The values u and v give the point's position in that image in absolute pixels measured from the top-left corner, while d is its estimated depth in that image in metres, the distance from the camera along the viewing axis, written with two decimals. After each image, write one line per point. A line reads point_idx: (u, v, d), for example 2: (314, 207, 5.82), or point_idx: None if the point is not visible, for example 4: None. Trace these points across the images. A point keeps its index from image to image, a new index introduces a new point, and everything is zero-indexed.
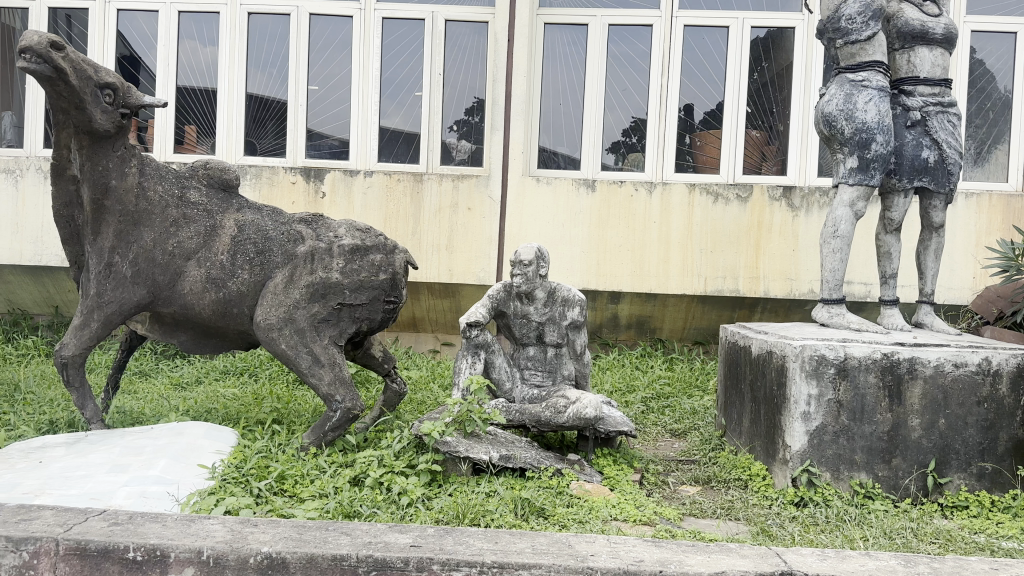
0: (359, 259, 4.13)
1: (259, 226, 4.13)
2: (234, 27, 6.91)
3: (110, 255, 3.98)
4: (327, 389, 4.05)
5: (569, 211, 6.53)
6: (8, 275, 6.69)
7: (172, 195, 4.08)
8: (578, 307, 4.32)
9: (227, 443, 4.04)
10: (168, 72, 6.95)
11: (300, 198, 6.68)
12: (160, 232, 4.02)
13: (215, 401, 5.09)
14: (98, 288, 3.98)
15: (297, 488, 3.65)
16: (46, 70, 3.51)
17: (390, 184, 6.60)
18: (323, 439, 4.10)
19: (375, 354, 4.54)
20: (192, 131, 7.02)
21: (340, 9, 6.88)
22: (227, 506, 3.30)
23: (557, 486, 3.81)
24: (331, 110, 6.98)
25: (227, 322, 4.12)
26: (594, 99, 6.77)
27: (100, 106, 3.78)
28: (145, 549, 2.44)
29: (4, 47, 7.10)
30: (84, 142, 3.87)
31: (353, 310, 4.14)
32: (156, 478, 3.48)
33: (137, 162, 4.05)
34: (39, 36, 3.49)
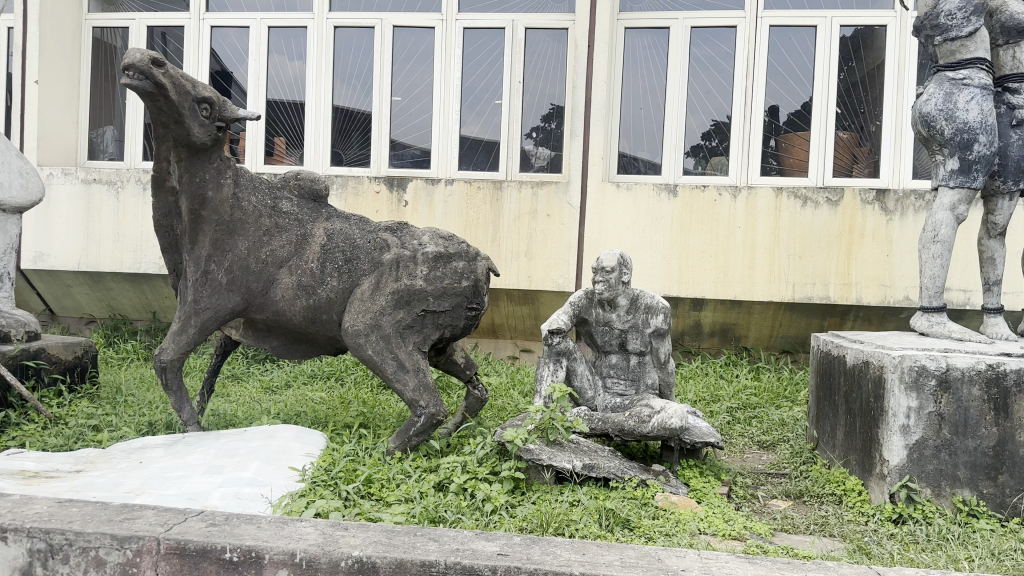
0: (443, 266, 4.16)
1: (347, 234, 4.22)
2: (320, 41, 7.10)
3: (207, 263, 4.13)
4: (411, 395, 4.10)
5: (649, 217, 6.44)
6: (110, 282, 7.03)
7: (265, 205, 4.21)
8: (661, 315, 4.21)
9: (316, 446, 4.13)
10: (259, 87, 7.22)
11: (383, 206, 6.78)
12: (254, 241, 4.15)
13: (304, 404, 5.22)
14: (195, 295, 4.13)
15: (383, 492, 3.70)
16: (148, 86, 3.67)
17: (470, 193, 6.63)
18: (408, 444, 4.14)
19: (457, 361, 4.57)
20: (281, 143, 7.26)
21: (422, 20, 6.99)
22: (317, 509, 3.37)
23: (642, 497, 3.74)
24: (414, 120, 7.10)
25: (316, 328, 4.22)
26: (676, 103, 6.68)
27: (198, 120, 3.91)
28: (241, 551, 2.51)
29: (106, 64, 7.45)
30: (182, 155, 4.02)
31: (436, 317, 4.19)
32: (249, 480, 3.58)
33: (232, 173, 4.17)
34: (141, 53, 3.65)
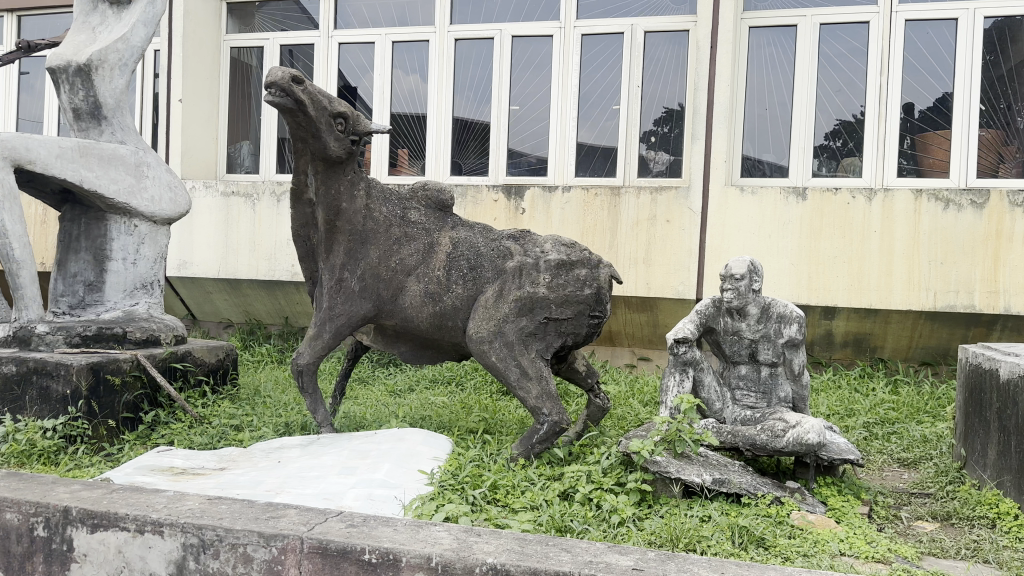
0: (565, 274, 4.15)
1: (471, 242, 4.29)
2: (441, 53, 7.29)
3: (341, 271, 4.28)
4: (534, 403, 4.10)
5: (775, 222, 6.21)
6: (247, 289, 7.42)
7: (395, 216, 4.35)
8: (795, 324, 4.07)
9: (443, 450, 4.20)
10: (383, 101, 7.48)
11: (501, 213, 6.85)
12: (384, 250, 4.28)
13: (427, 408, 5.34)
14: (329, 302, 4.29)
15: (509, 499, 3.70)
16: (288, 102, 3.85)
17: (588, 199, 6.59)
18: (531, 451, 4.14)
19: (578, 368, 4.54)
20: (404, 155, 7.48)
21: (541, 29, 7.05)
22: (446, 513, 3.41)
23: (776, 515, 3.60)
24: (531, 128, 7.14)
25: (442, 334, 4.30)
26: (802, 103, 6.44)
27: (334, 134, 4.07)
28: (379, 553, 2.57)
29: (241, 81, 7.91)
30: (319, 168, 4.19)
31: (559, 324, 4.17)
32: (380, 482, 3.68)
33: (365, 185, 4.32)
34: (283, 72, 3.84)
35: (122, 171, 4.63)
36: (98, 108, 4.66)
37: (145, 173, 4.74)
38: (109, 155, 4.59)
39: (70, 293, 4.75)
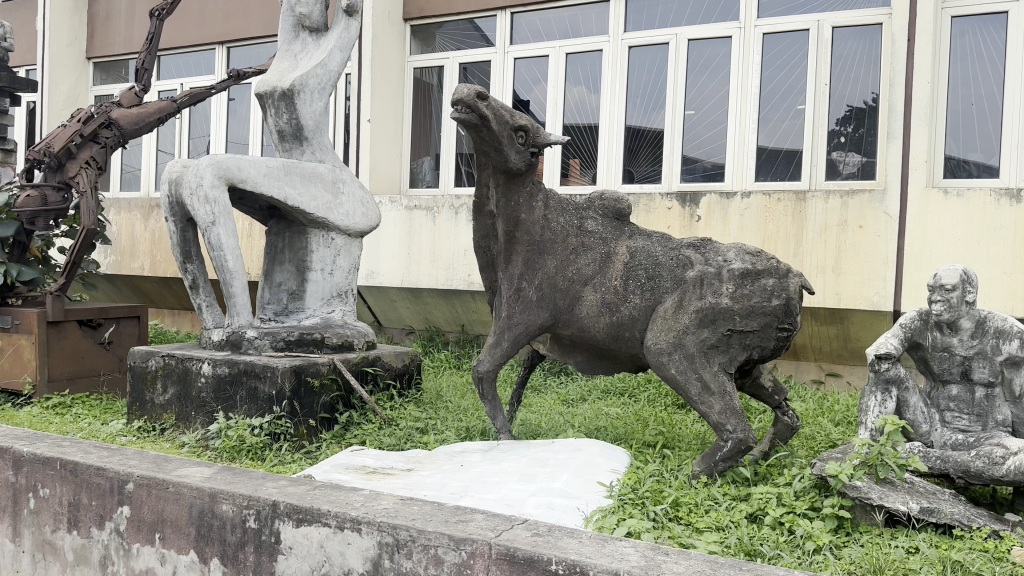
0: (750, 284, 3.97)
1: (650, 251, 4.19)
2: (615, 61, 7.30)
3: (519, 281, 4.34)
4: (717, 418, 3.92)
5: (985, 228, 5.60)
6: (427, 297, 7.74)
7: (572, 225, 4.35)
8: (1016, 340, 3.65)
9: (621, 462, 4.15)
10: (556, 112, 7.65)
11: (676, 221, 6.70)
12: (561, 259, 4.29)
13: (602, 419, 5.30)
14: (508, 311, 4.35)
15: (692, 517, 3.56)
16: (473, 118, 3.97)
17: (770, 205, 6.30)
18: (714, 469, 3.97)
19: (764, 385, 4.33)
20: (575, 164, 7.60)
21: (719, 31, 6.85)
22: (628, 528, 3.34)
23: (995, 550, 3.22)
24: (706, 134, 6.95)
25: (619, 345, 4.21)
26: (1017, 96, 5.80)
27: (514, 147, 4.13)
28: (566, 564, 2.43)
29: (422, 100, 8.32)
30: (500, 180, 4.28)
31: (744, 337, 3.97)
32: (561, 492, 3.66)
33: (543, 197, 4.37)
34: (468, 88, 3.93)
35: (321, 189, 4.96)
36: (300, 130, 4.99)
37: (340, 190, 5.06)
38: (310, 173, 4.93)
39: (275, 302, 5.13)
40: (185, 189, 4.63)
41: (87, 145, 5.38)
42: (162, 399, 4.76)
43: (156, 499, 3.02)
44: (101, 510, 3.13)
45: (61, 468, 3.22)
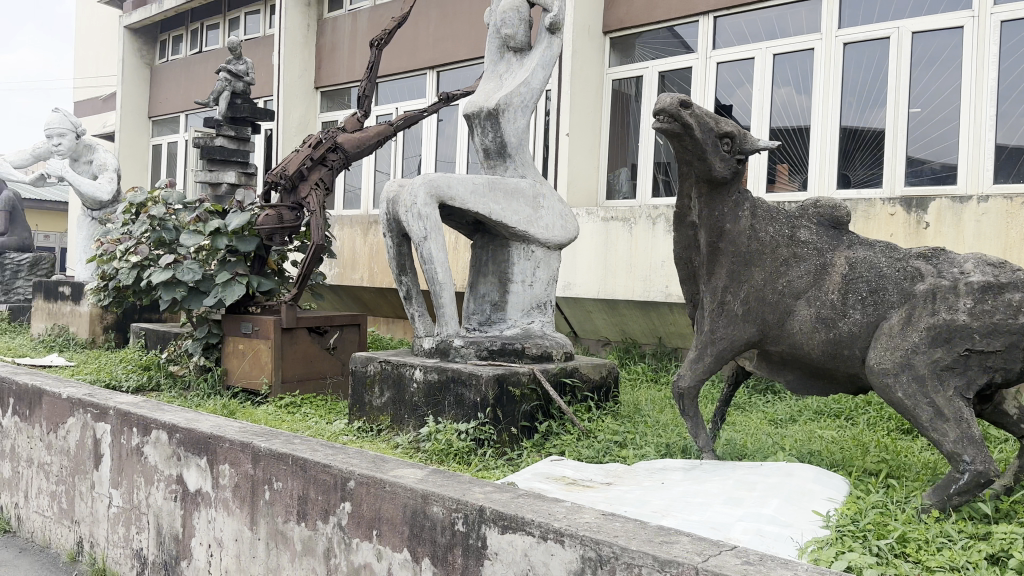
0: (994, 300, 3.24)
1: (872, 262, 3.56)
2: (829, 60, 6.89)
3: (723, 293, 3.83)
4: (953, 449, 3.22)
5: None
6: (625, 309, 7.68)
7: (783, 235, 3.77)
8: None
9: (839, 492, 3.59)
10: (763, 116, 7.36)
11: (899, 230, 6.16)
12: (770, 271, 3.73)
13: (816, 443, 4.94)
14: (711, 325, 3.87)
15: (923, 555, 2.98)
16: (675, 128, 3.52)
17: (1011, 210, 5.59)
18: (948, 502, 3.32)
19: (1011, 414, 3.67)
20: (784, 170, 7.24)
21: (948, 21, 6.24)
22: (849, 564, 2.82)
23: None
24: (934, 132, 6.35)
25: (837, 365, 3.60)
26: None
27: (719, 154, 3.64)
28: None
29: (620, 111, 8.31)
30: (703, 190, 3.79)
31: (984, 359, 3.24)
32: (770, 519, 3.20)
33: (750, 205, 3.81)
34: (671, 97, 3.50)
35: (522, 203, 4.87)
36: (503, 147, 4.91)
37: (541, 204, 4.94)
38: (512, 188, 4.85)
39: (479, 312, 5.07)
40: (401, 206, 4.71)
41: (316, 167, 5.40)
42: (380, 401, 4.76)
43: (374, 496, 2.80)
44: (325, 504, 2.93)
45: (292, 463, 3.03)
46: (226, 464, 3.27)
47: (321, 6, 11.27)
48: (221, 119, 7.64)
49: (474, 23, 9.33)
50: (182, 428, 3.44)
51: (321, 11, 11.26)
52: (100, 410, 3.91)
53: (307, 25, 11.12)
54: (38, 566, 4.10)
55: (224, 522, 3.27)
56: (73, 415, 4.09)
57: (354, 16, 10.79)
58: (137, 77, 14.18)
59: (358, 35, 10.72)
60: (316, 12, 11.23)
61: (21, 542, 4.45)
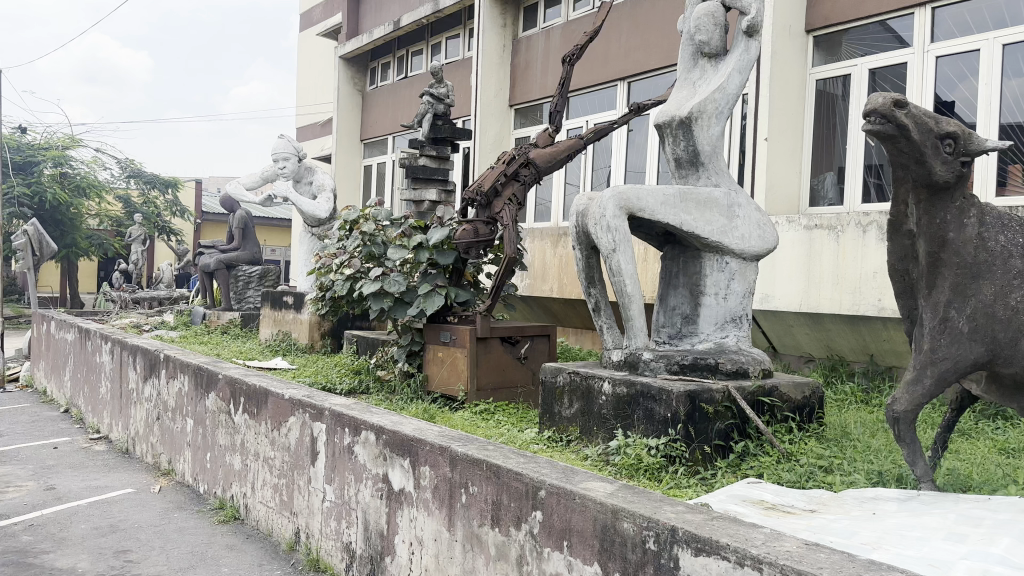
0: None
1: None
2: None
3: (946, 309, 3.33)
4: None
5: None
6: (830, 323, 7.20)
7: (1017, 245, 3.30)
8: None
9: None
10: (989, 113, 6.69)
11: None
12: (1001, 285, 3.27)
13: None
14: (931, 342, 3.36)
15: None
16: (888, 129, 3.22)
17: None
18: None
19: None
20: (1017, 172, 6.57)
21: None
22: None
23: None
24: None
25: None
26: None
27: (941, 156, 3.24)
28: None
29: (824, 112, 7.84)
30: (921, 196, 3.37)
31: None
32: (1001, 559, 2.77)
33: (977, 212, 3.35)
34: (883, 96, 3.22)
35: (716, 214, 4.53)
36: (696, 156, 4.63)
37: (737, 214, 4.58)
38: (706, 199, 4.53)
39: (670, 324, 4.76)
40: (589, 219, 4.48)
41: (509, 183, 5.44)
42: (568, 412, 4.52)
43: (565, 507, 2.76)
44: (518, 512, 2.95)
45: (487, 469, 3.10)
46: (427, 466, 3.43)
47: (516, 26, 11.64)
48: (424, 140, 8.08)
49: (668, 32, 9.23)
50: (388, 430, 3.67)
51: (516, 30, 11.63)
52: (317, 410, 4.26)
53: (502, 45, 11.54)
54: (262, 553, 4.55)
55: (425, 522, 3.43)
56: (294, 414, 4.49)
57: (548, 33, 11.07)
58: (350, 104, 15.41)
59: (552, 51, 10.97)
60: (511, 32, 11.61)
61: (249, 529, 4.96)
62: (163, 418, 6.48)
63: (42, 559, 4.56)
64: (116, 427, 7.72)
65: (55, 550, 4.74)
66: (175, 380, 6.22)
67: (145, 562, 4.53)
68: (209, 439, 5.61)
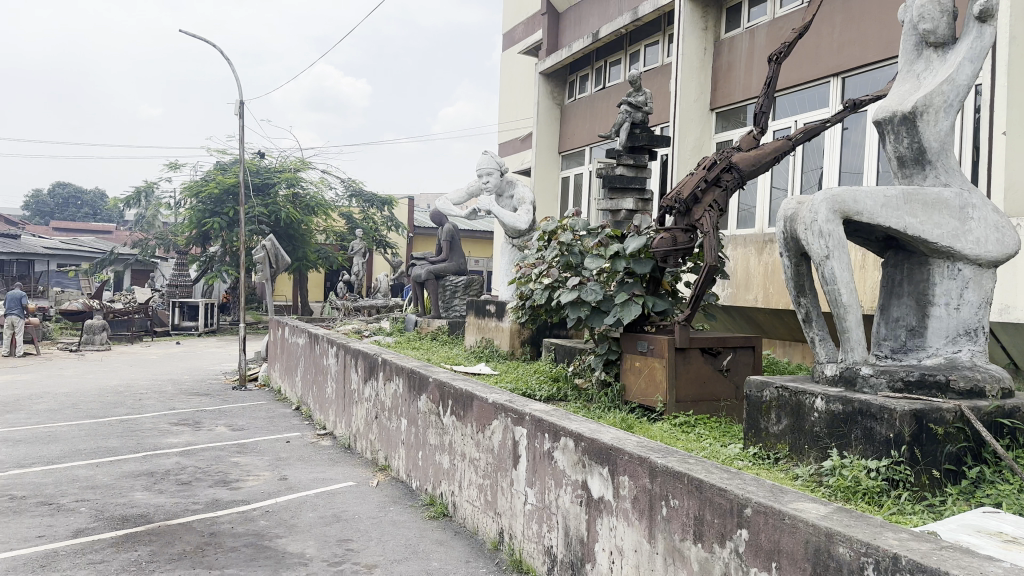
0: None
1: None
2: None
3: None
4: None
5: None
6: None
7: None
8: None
9: None
10: None
11: None
12: None
13: None
14: None
15: None
16: None
17: None
18: None
19: None
20: None
21: None
22: None
23: None
24: None
25: None
26: None
27: None
28: None
29: None
30: None
31: None
32: None
33: None
34: None
35: (946, 216, 4.11)
36: (922, 154, 4.24)
37: (970, 216, 4.13)
38: (934, 200, 4.12)
39: (893, 338, 4.41)
40: (798, 224, 4.25)
41: (710, 189, 5.29)
42: (777, 428, 4.22)
43: (773, 527, 2.62)
44: (722, 529, 2.84)
45: (688, 482, 3.02)
46: (626, 476, 3.41)
47: (718, 27, 11.30)
48: (622, 149, 8.05)
49: (887, 22, 8.58)
50: (587, 437, 3.70)
51: (718, 32, 11.30)
52: (519, 414, 4.39)
53: (703, 48, 11.26)
54: (469, 550, 4.74)
55: (625, 532, 3.40)
56: (497, 417, 4.65)
57: (753, 32, 10.68)
58: (549, 116, 15.75)
59: (756, 52, 10.58)
60: (713, 34, 11.30)
61: (457, 526, 5.20)
62: (380, 418, 6.97)
63: (276, 542, 5.07)
64: (340, 424, 8.41)
65: (288, 535, 5.25)
66: (391, 382, 6.68)
67: (364, 551, 4.89)
68: (420, 438, 5.96)
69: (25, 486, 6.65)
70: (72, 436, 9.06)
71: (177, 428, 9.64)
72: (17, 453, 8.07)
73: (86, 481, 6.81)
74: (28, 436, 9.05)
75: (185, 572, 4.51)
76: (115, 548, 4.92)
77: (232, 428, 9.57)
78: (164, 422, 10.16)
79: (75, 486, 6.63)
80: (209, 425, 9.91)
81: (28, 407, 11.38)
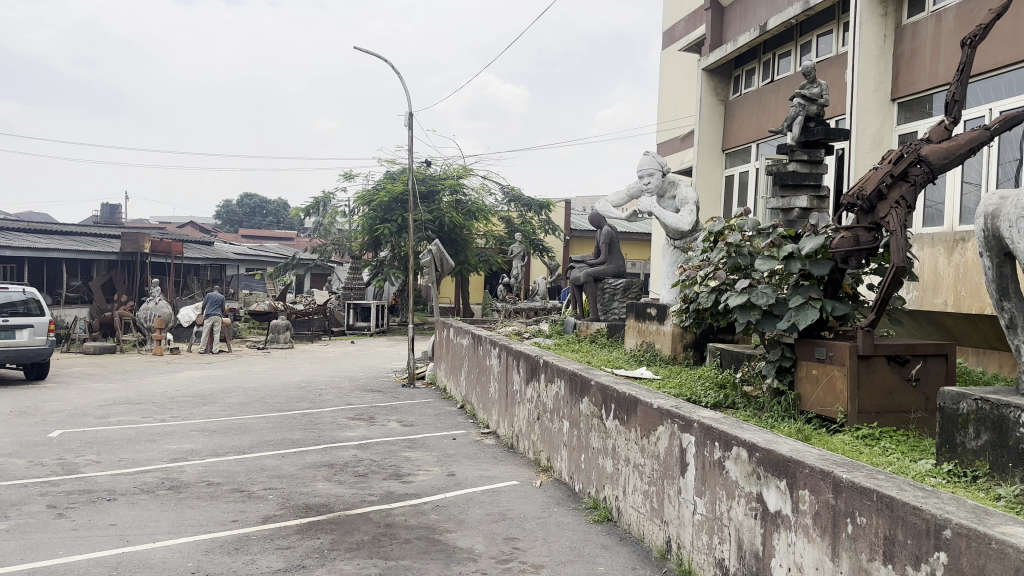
0: None
1: None
2: None
3: None
4: None
5: None
6: None
7: None
8: None
9: None
10: None
11: None
12: None
13: None
14: None
15: None
16: None
17: None
18: None
19: None
20: None
21: None
22: None
23: None
24: None
25: None
26: None
27: None
28: None
29: None
30: None
31: None
32: None
33: None
34: None
35: None
36: None
37: None
38: None
39: None
40: (1002, 221, 3.79)
41: (897, 185, 4.90)
42: (975, 445, 3.74)
43: (978, 552, 2.37)
44: (916, 550, 2.61)
45: (878, 499, 2.80)
46: (807, 490, 3.22)
47: (900, 11, 10.51)
48: (794, 144, 7.70)
49: None
50: (762, 448, 3.54)
51: (899, 16, 10.52)
52: (685, 421, 4.28)
53: (883, 35, 10.51)
54: (635, 557, 4.67)
55: (806, 549, 3.21)
56: (663, 423, 4.56)
57: (939, 16, 9.85)
58: (713, 114, 15.30)
59: (943, 37, 9.75)
60: (894, 19, 10.53)
61: (622, 532, 5.14)
62: (543, 419, 7.02)
63: (447, 537, 5.25)
64: (503, 424, 8.59)
65: (457, 530, 5.42)
66: (553, 384, 6.71)
67: (530, 550, 4.95)
68: (583, 440, 5.95)
69: (222, 472, 7.29)
70: (262, 428, 9.84)
71: (353, 423, 10.26)
72: (214, 442, 8.86)
73: (274, 470, 7.37)
74: (223, 427, 9.92)
75: (363, 561, 4.76)
76: (299, 536, 5.27)
77: (404, 425, 10.02)
78: (340, 417, 10.81)
79: (264, 475, 7.18)
80: (382, 421, 10.42)
81: (224, 400, 12.50)
